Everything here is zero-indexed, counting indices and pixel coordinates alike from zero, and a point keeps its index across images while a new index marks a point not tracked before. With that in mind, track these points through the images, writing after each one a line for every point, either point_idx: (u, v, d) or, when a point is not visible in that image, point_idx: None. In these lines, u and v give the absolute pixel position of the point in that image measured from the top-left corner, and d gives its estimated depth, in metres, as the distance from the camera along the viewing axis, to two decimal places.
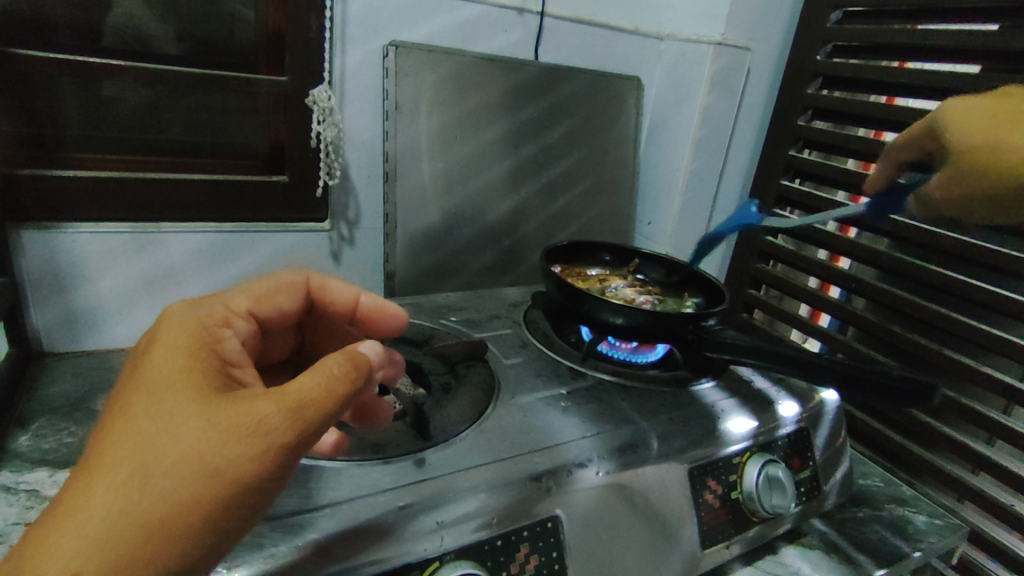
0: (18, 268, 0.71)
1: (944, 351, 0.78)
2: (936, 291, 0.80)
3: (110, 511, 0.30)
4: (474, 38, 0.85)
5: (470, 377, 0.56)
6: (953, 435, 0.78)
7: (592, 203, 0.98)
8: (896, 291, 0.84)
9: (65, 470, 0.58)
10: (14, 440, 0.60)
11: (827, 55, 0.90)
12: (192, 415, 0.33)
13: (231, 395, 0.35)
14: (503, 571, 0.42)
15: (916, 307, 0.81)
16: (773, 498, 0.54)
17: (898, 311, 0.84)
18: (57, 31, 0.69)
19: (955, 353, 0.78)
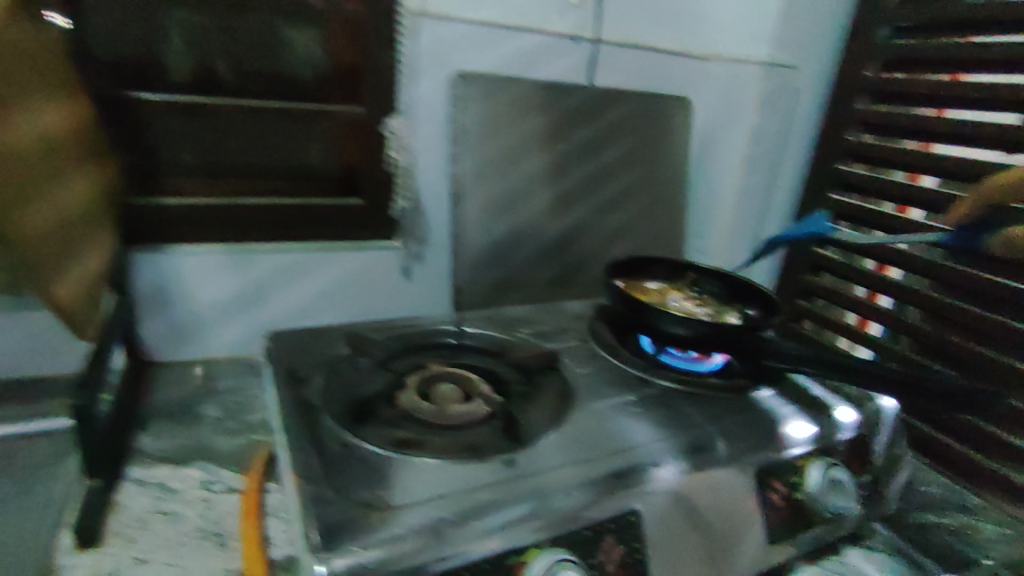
0: (132, 285, 0.79)
1: (1004, 360, 0.80)
2: (993, 302, 0.82)
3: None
4: (534, 66, 0.91)
5: (547, 386, 0.61)
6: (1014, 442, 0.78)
7: (645, 218, 1.02)
8: (951, 302, 0.86)
9: (185, 467, 0.65)
10: (137, 440, 0.68)
11: (876, 71, 0.93)
12: None
13: None
14: (591, 558, 0.46)
15: (974, 318, 0.83)
16: (835, 498, 0.58)
17: (954, 321, 0.86)
18: (156, 74, 0.78)
19: (1014, 361, 0.79)
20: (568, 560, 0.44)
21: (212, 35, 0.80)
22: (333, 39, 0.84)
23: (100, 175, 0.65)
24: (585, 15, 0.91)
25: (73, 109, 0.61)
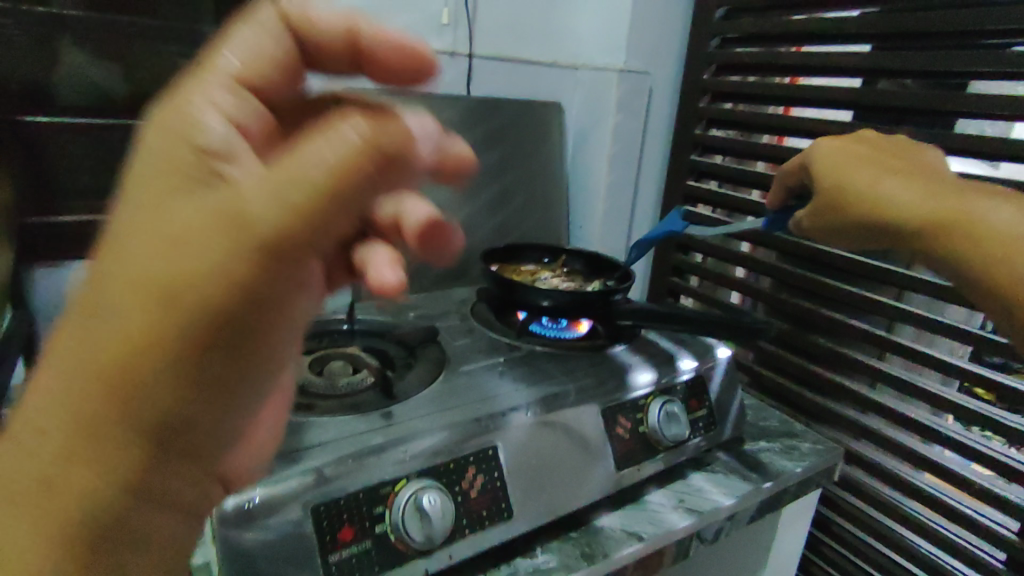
0: (29, 300, 0.81)
1: (837, 316, 0.96)
2: (829, 267, 0.98)
3: (63, 379, 0.28)
4: (415, 80, 1.00)
5: (426, 355, 0.70)
6: (847, 385, 0.95)
7: (529, 212, 1.13)
8: (801, 273, 1.00)
9: None
10: None
11: (714, 74, 1.08)
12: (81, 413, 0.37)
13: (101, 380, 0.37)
14: (457, 486, 0.55)
15: (815, 283, 0.98)
16: (671, 428, 0.69)
17: (802, 288, 1.01)
18: (56, 95, 0.79)
19: (844, 316, 0.96)
20: (432, 486, 0.53)
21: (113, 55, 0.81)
22: None
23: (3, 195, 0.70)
24: (458, 33, 1.01)
25: None
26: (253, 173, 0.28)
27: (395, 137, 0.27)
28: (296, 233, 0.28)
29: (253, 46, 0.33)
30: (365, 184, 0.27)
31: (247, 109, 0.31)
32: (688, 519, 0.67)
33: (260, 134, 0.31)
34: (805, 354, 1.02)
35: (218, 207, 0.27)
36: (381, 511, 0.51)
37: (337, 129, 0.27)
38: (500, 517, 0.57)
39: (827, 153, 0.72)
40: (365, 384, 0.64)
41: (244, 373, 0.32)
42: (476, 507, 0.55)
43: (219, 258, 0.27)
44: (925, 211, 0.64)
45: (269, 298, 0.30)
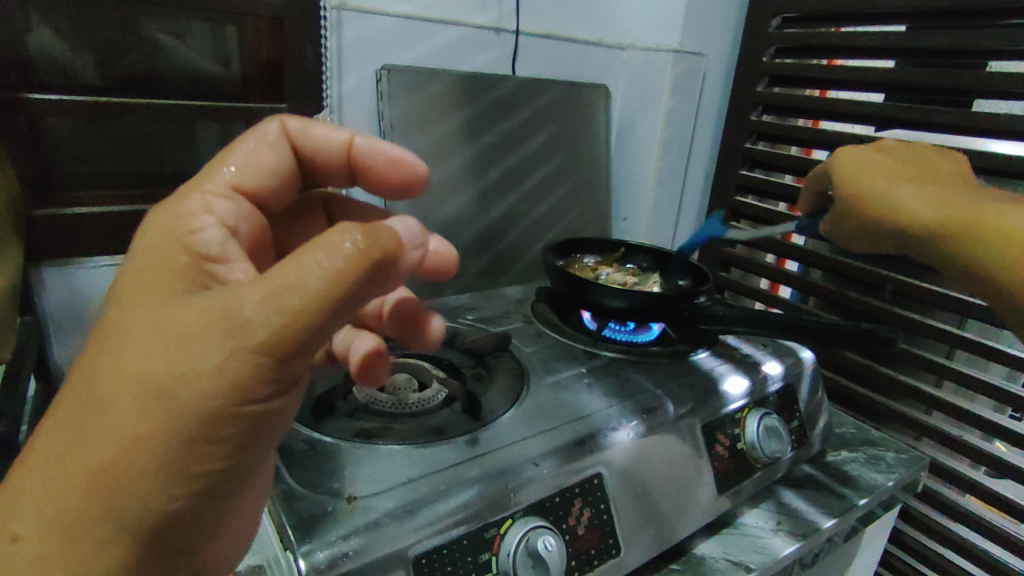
0: (40, 305, 0.72)
1: (897, 310, 0.89)
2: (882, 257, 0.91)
3: (58, 462, 0.31)
4: (457, 58, 0.91)
5: (501, 365, 0.64)
6: (908, 381, 0.89)
7: (572, 203, 1.05)
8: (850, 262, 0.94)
9: None
10: None
11: (772, 56, 1.01)
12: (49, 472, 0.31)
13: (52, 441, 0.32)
14: (564, 523, 0.48)
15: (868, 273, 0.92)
16: (772, 444, 0.63)
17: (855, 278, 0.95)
18: (36, 73, 0.68)
19: (904, 310, 0.90)
20: (542, 526, 0.46)
21: (108, 26, 0.71)
22: (241, 34, 0.78)
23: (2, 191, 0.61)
24: (503, 7, 0.92)
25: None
26: (247, 287, 0.31)
27: (385, 245, 0.31)
28: (291, 338, 0.30)
29: (256, 160, 0.46)
30: (358, 291, 0.31)
31: (241, 211, 0.44)
32: (794, 544, 0.60)
33: (244, 229, 0.44)
34: (876, 357, 0.93)
35: (213, 314, 0.31)
36: (488, 557, 0.44)
37: (329, 242, 0.30)
38: (609, 555, 0.50)
39: (849, 157, 0.60)
40: (439, 400, 0.58)
41: (257, 447, 0.33)
42: (585, 545, 0.49)
43: (220, 359, 0.30)
44: (945, 215, 0.51)
45: (272, 392, 0.32)
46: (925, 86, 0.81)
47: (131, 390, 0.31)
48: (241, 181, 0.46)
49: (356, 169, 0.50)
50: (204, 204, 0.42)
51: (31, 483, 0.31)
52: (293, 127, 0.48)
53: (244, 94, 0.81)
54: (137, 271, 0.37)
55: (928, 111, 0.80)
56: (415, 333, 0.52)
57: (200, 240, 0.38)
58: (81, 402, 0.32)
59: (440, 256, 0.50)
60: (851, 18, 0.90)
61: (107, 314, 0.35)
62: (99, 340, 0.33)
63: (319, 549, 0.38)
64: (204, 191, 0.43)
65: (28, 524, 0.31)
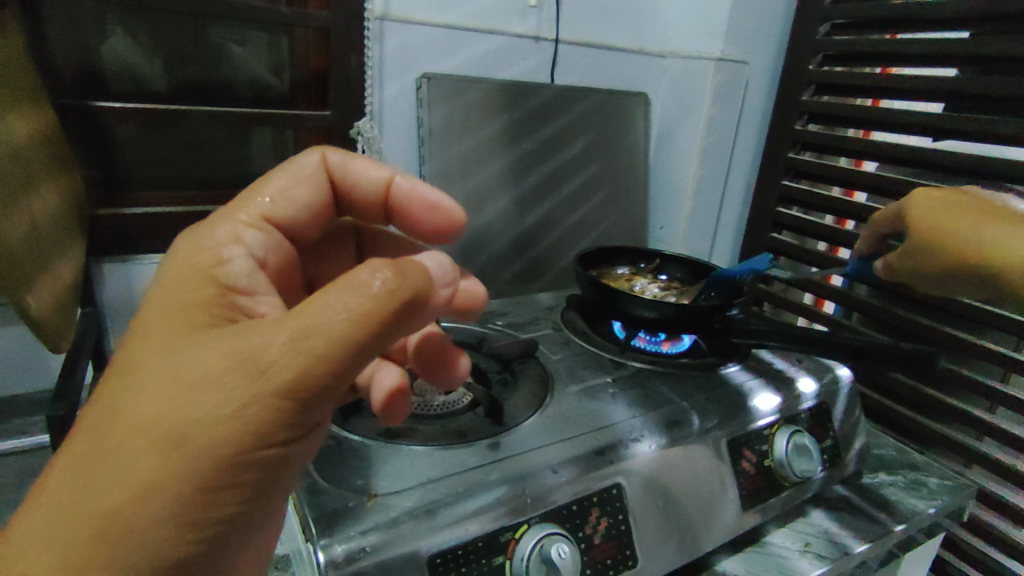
0: (100, 298, 0.77)
1: (947, 329, 0.85)
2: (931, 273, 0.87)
3: (65, 506, 0.29)
4: (496, 66, 0.93)
5: (527, 372, 0.65)
6: (957, 405, 0.84)
7: (609, 210, 1.05)
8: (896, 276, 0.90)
9: None
10: None
11: (818, 64, 0.98)
12: (49, 512, 0.29)
13: (57, 478, 0.30)
14: (581, 531, 0.49)
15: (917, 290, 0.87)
16: (802, 463, 0.61)
17: (901, 294, 0.90)
18: (107, 82, 0.74)
19: (955, 330, 0.85)
20: (558, 533, 0.46)
21: (170, 36, 0.75)
22: (291, 43, 0.82)
23: (67, 186, 0.64)
24: (544, 15, 0.93)
25: (70, 187, 0.66)
26: (268, 327, 0.32)
27: (414, 286, 0.34)
28: (315, 377, 0.32)
29: (292, 192, 0.48)
30: (384, 331, 0.33)
31: (269, 242, 0.46)
32: (821, 566, 0.58)
33: (272, 261, 0.46)
34: (921, 377, 0.89)
35: (237, 355, 0.31)
36: (502, 561, 0.45)
37: (358, 281, 0.33)
38: (625, 566, 0.50)
39: (923, 204, 0.68)
40: (463, 404, 0.59)
41: (263, 494, 0.34)
42: (601, 554, 0.49)
43: (243, 402, 0.31)
44: None
45: (285, 438, 0.33)
46: (984, 94, 0.78)
47: (150, 431, 0.30)
48: (274, 212, 0.48)
49: (392, 206, 0.52)
50: (235, 233, 0.44)
51: (32, 527, 0.29)
52: (332, 160, 0.51)
53: (292, 101, 0.85)
54: (162, 306, 0.36)
55: (987, 121, 0.76)
56: (440, 371, 0.52)
57: (229, 273, 0.40)
58: (93, 441, 0.30)
59: (469, 294, 0.51)
60: (906, 25, 0.86)
61: (121, 350, 0.34)
62: (117, 377, 0.32)
63: (332, 547, 0.40)
64: (234, 221, 0.44)
65: (28, 569, 0.28)
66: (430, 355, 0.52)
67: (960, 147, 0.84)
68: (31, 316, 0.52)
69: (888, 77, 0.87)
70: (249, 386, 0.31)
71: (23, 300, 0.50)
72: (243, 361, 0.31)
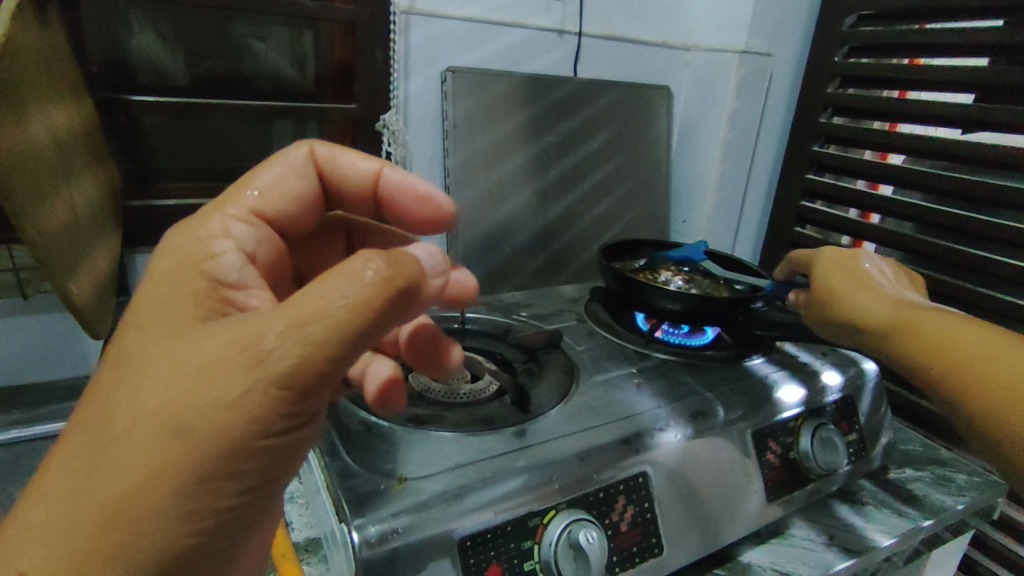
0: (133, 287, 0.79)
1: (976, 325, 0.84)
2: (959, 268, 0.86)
3: (71, 497, 0.30)
4: (519, 60, 0.93)
5: (552, 362, 0.65)
6: None
7: (631, 204, 1.05)
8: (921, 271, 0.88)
9: None
10: None
11: (845, 55, 0.97)
12: (58, 501, 0.30)
13: (65, 468, 0.31)
14: (607, 518, 0.49)
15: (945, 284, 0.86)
16: (827, 455, 0.61)
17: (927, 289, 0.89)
18: (137, 77, 0.75)
19: None
20: (585, 519, 0.47)
21: (200, 30, 0.77)
22: (317, 37, 0.83)
23: (103, 175, 0.66)
24: (567, 9, 0.93)
25: (105, 176, 0.67)
26: (267, 317, 0.33)
27: (409, 274, 0.34)
28: (313, 365, 0.32)
29: (280, 185, 0.49)
30: (377, 320, 0.33)
31: (259, 235, 0.46)
32: (847, 559, 0.58)
33: (260, 254, 0.46)
34: None
35: (238, 345, 0.32)
36: (530, 546, 0.45)
37: (352, 271, 0.33)
38: (650, 554, 0.50)
39: (827, 259, 0.66)
40: (489, 393, 0.60)
41: (266, 480, 0.35)
42: (627, 542, 0.50)
43: (245, 390, 0.32)
44: (893, 317, 0.56)
45: (287, 425, 0.34)
46: (1016, 85, 0.76)
47: (149, 422, 0.31)
48: (263, 206, 0.48)
49: (384, 199, 0.53)
50: (225, 226, 0.44)
51: (43, 515, 0.30)
52: (320, 153, 0.51)
53: (318, 95, 0.86)
54: (157, 299, 0.37)
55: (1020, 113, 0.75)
56: (434, 359, 0.53)
57: (218, 266, 0.40)
58: (99, 432, 0.32)
59: (462, 286, 0.52)
60: (935, 15, 0.85)
61: (124, 343, 0.35)
62: (120, 370, 0.33)
63: (363, 529, 0.40)
64: (226, 215, 0.45)
65: (35, 561, 0.29)
66: (424, 344, 0.53)
67: (991, 139, 0.83)
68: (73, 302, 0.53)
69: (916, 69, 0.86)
70: (246, 377, 0.32)
71: (67, 285, 0.52)
72: (242, 352, 0.32)
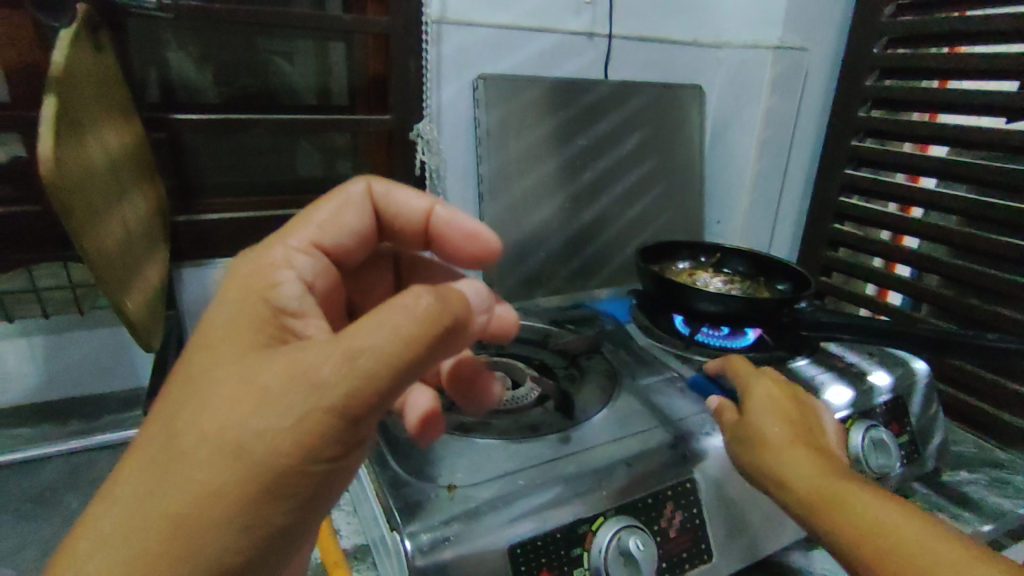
0: (178, 300, 0.82)
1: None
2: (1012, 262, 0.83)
3: (134, 509, 0.31)
4: (550, 65, 0.93)
5: (592, 367, 0.65)
6: None
7: (664, 206, 1.04)
8: (970, 265, 0.85)
9: None
10: None
11: (884, 47, 0.94)
12: (122, 511, 0.31)
13: (132, 479, 0.32)
14: (656, 525, 0.49)
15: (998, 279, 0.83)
16: (879, 459, 0.60)
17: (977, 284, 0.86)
18: (182, 97, 0.78)
19: None
20: (634, 525, 0.47)
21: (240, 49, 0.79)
22: (352, 51, 0.85)
23: (153, 194, 0.68)
24: (597, 12, 0.93)
25: (152, 194, 0.69)
26: (319, 347, 0.33)
27: (453, 311, 0.35)
28: (363, 396, 0.32)
29: (339, 221, 0.50)
30: (426, 353, 0.34)
31: (317, 268, 0.48)
32: None
33: (319, 284, 0.47)
34: None
35: (291, 373, 0.33)
36: (580, 552, 0.45)
37: (403, 304, 0.34)
38: (700, 560, 0.50)
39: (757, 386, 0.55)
40: (532, 399, 0.60)
41: (318, 505, 0.35)
42: (676, 548, 0.49)
43: (298, 417, 0.32)
44: (803, 486, 0.45)
45: (340, 452, 0.34)
46: None
47: (211, 441, 0.32)
48: (321, 240, 0.49)
49: (432, 237, 0.53)
50: (287, 257, 0.46)
51: (107, 526, 0.31)
52: (376, 190, 0.52)
53: (353, 108, 0.88)
54: (221, 326, 0.38)
55: None
56: (473, 392, 0.53)
57: (281, 295, 0.42)
58: (162, 446, 0.33)
59: (502, 321, 0.52)
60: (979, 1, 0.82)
61: (189, 364, 0.36)
62: (182, 390, 0.35)
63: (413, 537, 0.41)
64: (287, 246, 0.46)
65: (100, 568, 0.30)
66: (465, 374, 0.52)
67: None
68: (128, 317, 0.55)
69: (961, 58, 0.83)
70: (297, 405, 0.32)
71: (123, 301, 0.54)
72: (294, 379, 0.32)
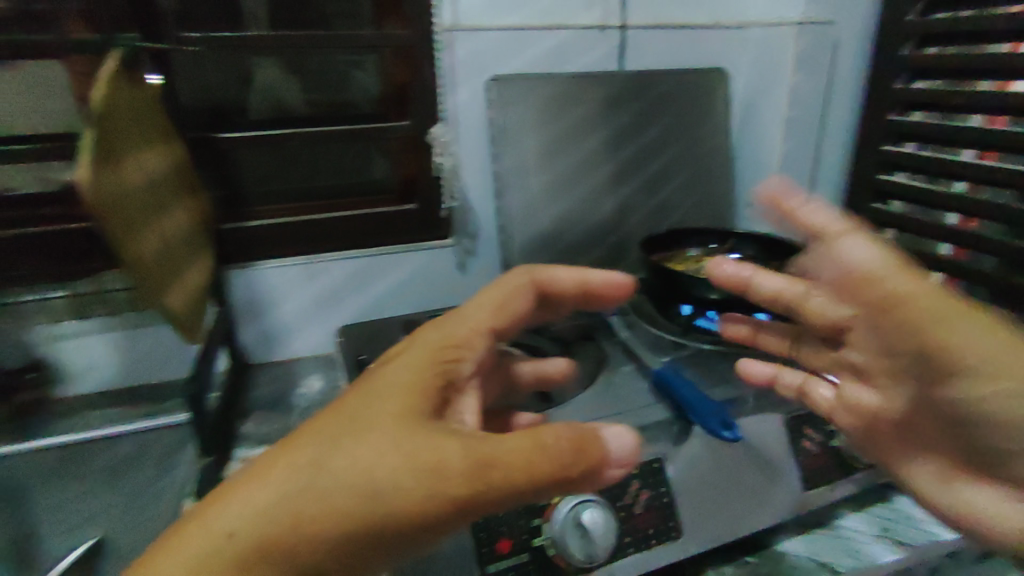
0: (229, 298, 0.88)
1: None
2: None
3: (255, 516, 0.31)
4: (565, 60, 0.95)
5: (586, 354, 0.68)
6: None
7: (689, 193, 1.04)
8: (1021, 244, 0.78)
9: None
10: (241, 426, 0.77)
11: (921, 13, 0.88)
12: (238, 515, 0.31)
13: (255, 483, 0.32)
14: (619, 499, 0.51)
15: None
16: None
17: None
18: (224, 115, 0.86)
19: None
20: (593, 500, 0.49)
21: (272, 69, 0.87)
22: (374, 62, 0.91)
23: (195, 206, 0.77)
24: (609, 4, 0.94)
25: (195, 206, 0.78)
26: (460, 445, 0.33)
27: (595, 454, 0.36)
28: (487, 507, 0.33)
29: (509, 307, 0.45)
30: (551, 479, 0.34)
31: (483, 362, 0.43)
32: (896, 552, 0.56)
33: (486, 375, 0.43)
34: None
35: (432, 460, 0.32)
36: (539, 522, 0.49)
37: (544, 439, 0.35)
38: (669, 536, 0.52)
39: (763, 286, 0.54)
40: None
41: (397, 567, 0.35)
42: (642, 523, 0.51)
43: (422, 501, 0.32)
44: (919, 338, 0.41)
45: (440, 535, 0.34)
46: None
47: (351, 487, 0.32)
48: (498, 329, 0.44)
49: (588, 300, 0.52)
50: (475, 331, 0.42)
51: (222, 521, 0.31)
52: (539, 277, 0.49)
53: (379, 115, 0.93)
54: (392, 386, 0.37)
55: None
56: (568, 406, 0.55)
57: (457, 361, 0.39)
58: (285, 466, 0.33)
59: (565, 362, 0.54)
60: None
61: (353, 396, 0.36)
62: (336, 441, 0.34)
63: None
64: (468, 326, 0.42)
65: (227, 531, 0.31)
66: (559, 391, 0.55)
67: None
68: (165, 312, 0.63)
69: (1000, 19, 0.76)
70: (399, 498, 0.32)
71: (162, 301, 0.63)
72: (432, 471, 0.32)
